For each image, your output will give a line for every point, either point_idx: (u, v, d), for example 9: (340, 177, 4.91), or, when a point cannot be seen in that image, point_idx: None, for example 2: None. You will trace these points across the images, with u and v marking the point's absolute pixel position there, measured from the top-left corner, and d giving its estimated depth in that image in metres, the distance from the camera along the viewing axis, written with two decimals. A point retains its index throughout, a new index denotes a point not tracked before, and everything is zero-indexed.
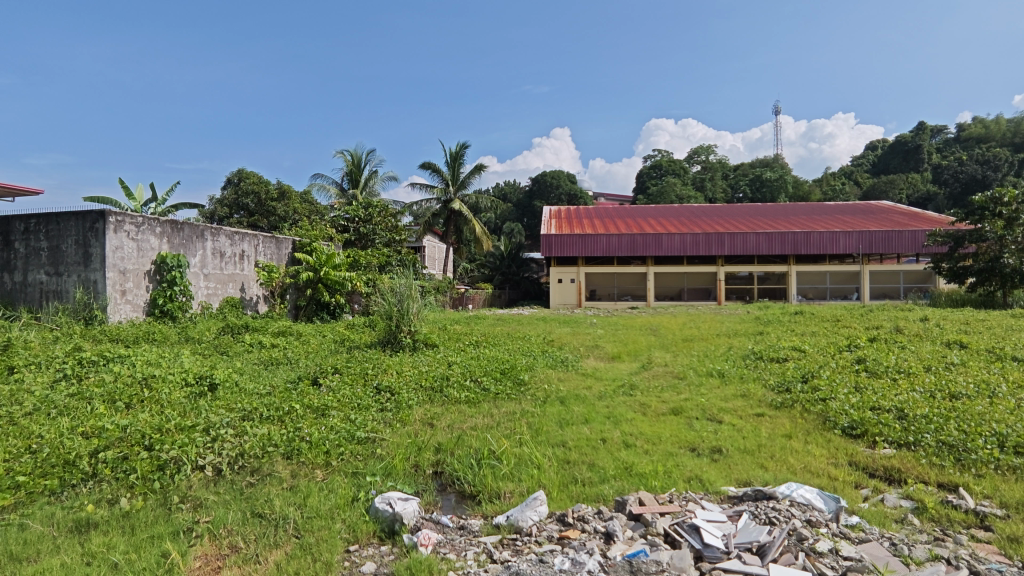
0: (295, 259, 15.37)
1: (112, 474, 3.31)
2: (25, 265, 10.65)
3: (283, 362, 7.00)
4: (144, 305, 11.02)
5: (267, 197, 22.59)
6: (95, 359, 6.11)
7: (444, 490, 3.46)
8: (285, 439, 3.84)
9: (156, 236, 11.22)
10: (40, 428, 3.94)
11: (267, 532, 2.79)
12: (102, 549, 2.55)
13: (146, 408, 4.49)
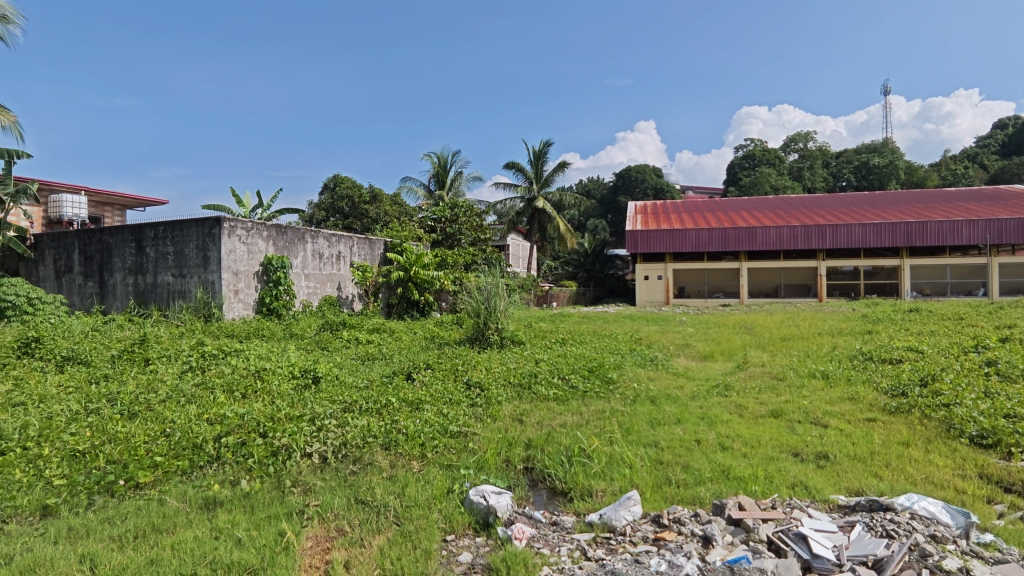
0: (387, 259, 16.05)
1: (233, 458, 3.63)
2: (154, 267, 11.85)
3: (378, 357, 7.36)
4: (254, 304, 11.95)
5: (360, 200, 23.77)
6: (215, 352, 6.72)
7: (535, 486, 3.49)
8: (384, 430, 4.03)
9: (264, 240, 12.13)
10: (172, 414, 4.40)
11: (370, 517, 2.95)
12: (227, 525, 2.80)
13: (259, 398, 4.88)
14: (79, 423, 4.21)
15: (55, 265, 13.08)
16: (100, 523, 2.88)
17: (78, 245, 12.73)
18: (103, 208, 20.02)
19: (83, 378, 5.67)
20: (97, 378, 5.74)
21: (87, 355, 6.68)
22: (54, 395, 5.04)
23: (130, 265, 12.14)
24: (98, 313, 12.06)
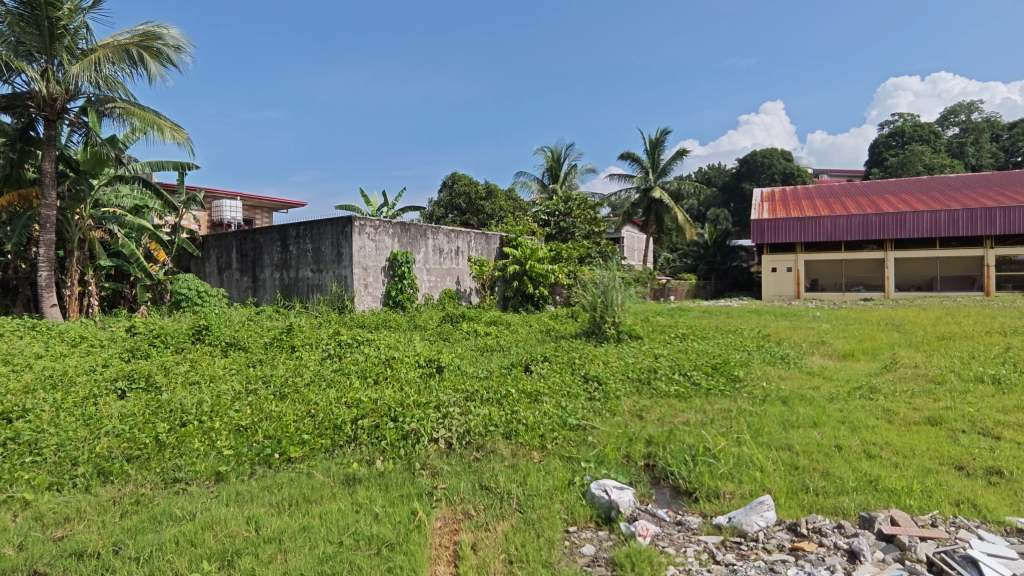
0: (503, 254, 16.41)
1: (369, 439, 3.93)
2: (296, 264, 13.06)
3: (497, 349, 7.58)
4: (382, 296, 12.80)
5: (477, 197, 24.51)
6: (350, 341, 7.31)
7: (657, 483, 3.41)
8: (505, 420, 4.15)
9: (390, 237, 12.93)
10: (316, 396, 4.86)
11: (494, 503, 3.06)
12: (366, 500, 3.04)
13: (390, 385, 5.23)
14: (241, 401, 4.79)
15: (218, 262, 14.89)
16: (262, 490, 3.25)
17: (235, 245, 14.37)
18: (254, 211, 22.46)
19: (242, 362, 6.42)
20: (253, 362, 6.48)
21: (245, 342, 7.56)
22: (221, 376, 5.76)
23: (277, 262, 13.51)
24: (251, 304, 13.56)
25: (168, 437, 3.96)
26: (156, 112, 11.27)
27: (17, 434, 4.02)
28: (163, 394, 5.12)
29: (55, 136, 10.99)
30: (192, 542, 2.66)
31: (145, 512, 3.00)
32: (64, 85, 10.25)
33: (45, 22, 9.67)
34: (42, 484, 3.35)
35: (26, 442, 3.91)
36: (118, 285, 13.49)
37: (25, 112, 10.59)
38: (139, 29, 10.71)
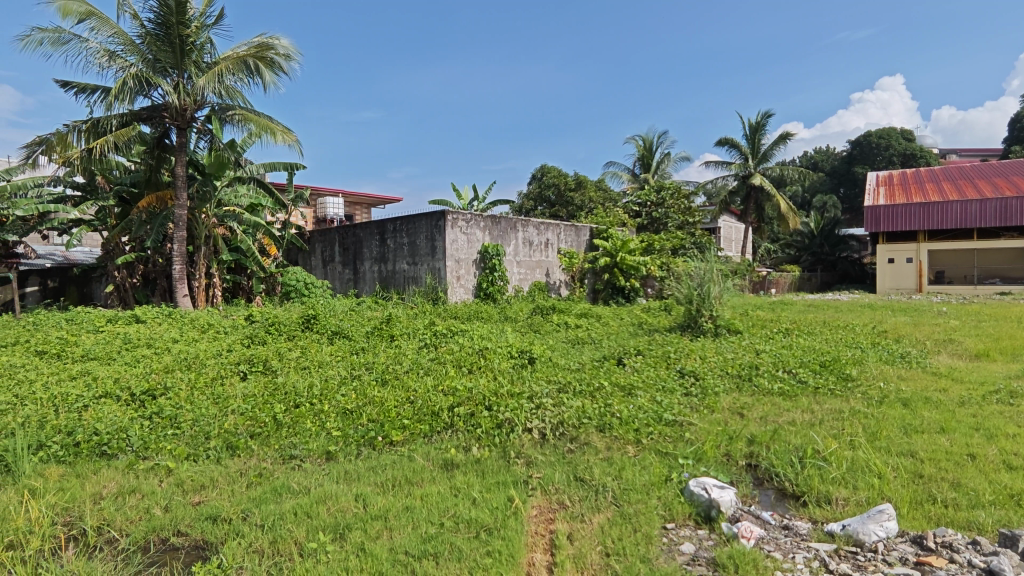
0: (593, 245, 16.23)
1: (465, 426, 4.06)
2: (394, 257, 13.66)
3: (588, 341, 7.54)
4: (473, 288, 13.11)
5: (566, 188, 24.39)
6: (445, 331, 7.56)
7: (761, 484, 3.26)
8: (598, 413, 4.14)
9: (481, 230, 13.18)
10: (414, 384, 5.08)
11: (589, 496, 3.06)
12: (464, 485, 3.15)
13: (484, 374, 5.36)
14: (347, 386, 5.11)
15: (322, 256, 15.88)
16: (367, 470, 3.46)
17: (338, 239, 15.26)
18: (354, 208, 23.75)
19: (347, 350, 6.84)
20: (356, 350, 6.88)
21: (348, 330, 8.04)
22: (328, 362, 6.17)
23: (375, 255, 14.20)
24: (353, 296, 14.37)
25: (284, 417, 4.30)
26: (270, 117, 12.15)
27: (161, 409, 4.55)
28: (278, 377, 5.57)
29: (186, 142, 12.16)
30: (308, 514, 2.88)
31: (267, 484, 3.29)
32: (193, 96, 11.30)
33: (177, 38, 10.74)
34: (181, 455, 3.75)
35: (168, 417, 4.41)
36: (237, 277, 14.79)
37: (161, 122, 11.80)
38: (255, 41, 11.59)
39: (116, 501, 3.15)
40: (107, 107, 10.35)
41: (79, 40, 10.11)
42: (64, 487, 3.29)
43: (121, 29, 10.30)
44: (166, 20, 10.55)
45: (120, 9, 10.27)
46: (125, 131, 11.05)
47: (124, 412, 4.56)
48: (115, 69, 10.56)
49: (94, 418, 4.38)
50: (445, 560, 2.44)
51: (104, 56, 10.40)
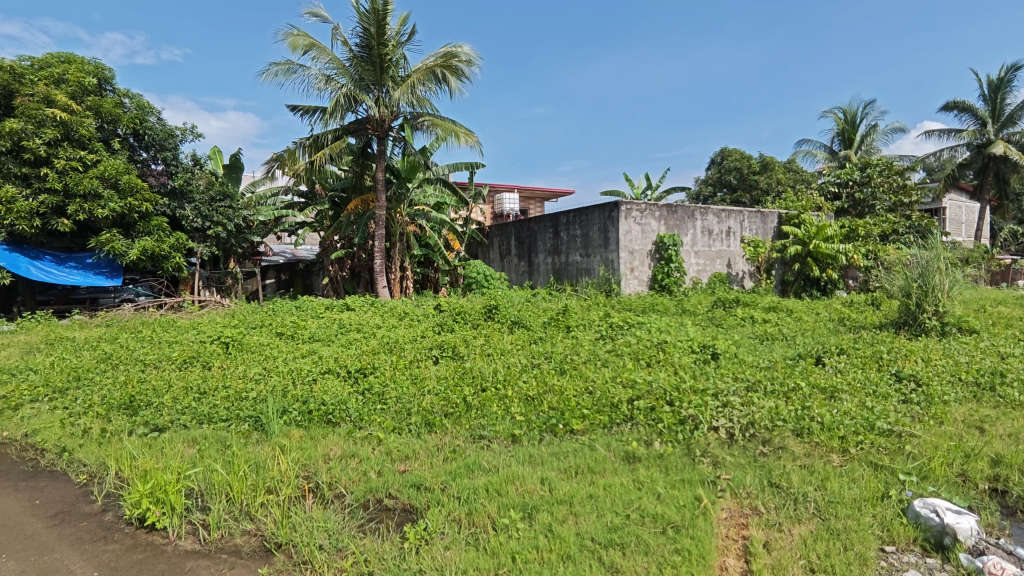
0: (782, 233, 14.78)
1: (645, 420, 4.00)
2: (567, 249, 13.87)
3: (779, 338, 6.93)
4: (648, 280, 12.79)
5: (750, 171, 22.60)
6: (622, 324, 7.51)
7: (1011, 515, 2.73)
8: (795, 416, 3.79)
9: (657, 220, 12.80)
10: (593, 375, 5.13)
11: (787, 504, 2.83)
12: (648, 480, 3.11)
13: (664, 368, 5.22)
14: (528, 373, 5.35)
15: (500, 249, 16.68)
16: (550, 455, 3.58)
17: (514, 233, 15.91)
18: (529, 202, 24.63)
19: (526, 339, 7.12)
20: (535, 339, 7.13)
21: (527, 321, 8.36)
22: (510, 350, 6.49)
23: (550, 247, 14.55)
24: (528, 287, 14.90)
25: (473, 400, 4.64)
26: (454, 121, 13.09)
27: (370, 386, 5.20)
28: (466, 363, 6.02)
29: (384, 150, 13.60)
30: (498, 491, 3.08)
31: (461, 460, 3.59)
32: (390, 108, 12.61)
33: (378, 57, 12.06)
34: (389, 427, 4.25)
35: (377, 393, 5.03)
36: (426, 270, 16.22)
37: (365, 133, 13.36)
38: (441, 51, 12.55)
39: (341, 462, 3.67)
40: (324, 124, 12.00)
41: (303, 68, 11.86)
42: (302, 446, 3.93)
43: (335, 55, 11.86)
44: (369, 43, 11.94)
45: (333, 38, 11.83)
46: (337, 143, 12.72)
47: (343, 387, 5.30)
48: (329, 90, 12.19)
49: (321, 390, 5.15)
50: (632, 552, 2.44)
51: (321, 80, 12.05)
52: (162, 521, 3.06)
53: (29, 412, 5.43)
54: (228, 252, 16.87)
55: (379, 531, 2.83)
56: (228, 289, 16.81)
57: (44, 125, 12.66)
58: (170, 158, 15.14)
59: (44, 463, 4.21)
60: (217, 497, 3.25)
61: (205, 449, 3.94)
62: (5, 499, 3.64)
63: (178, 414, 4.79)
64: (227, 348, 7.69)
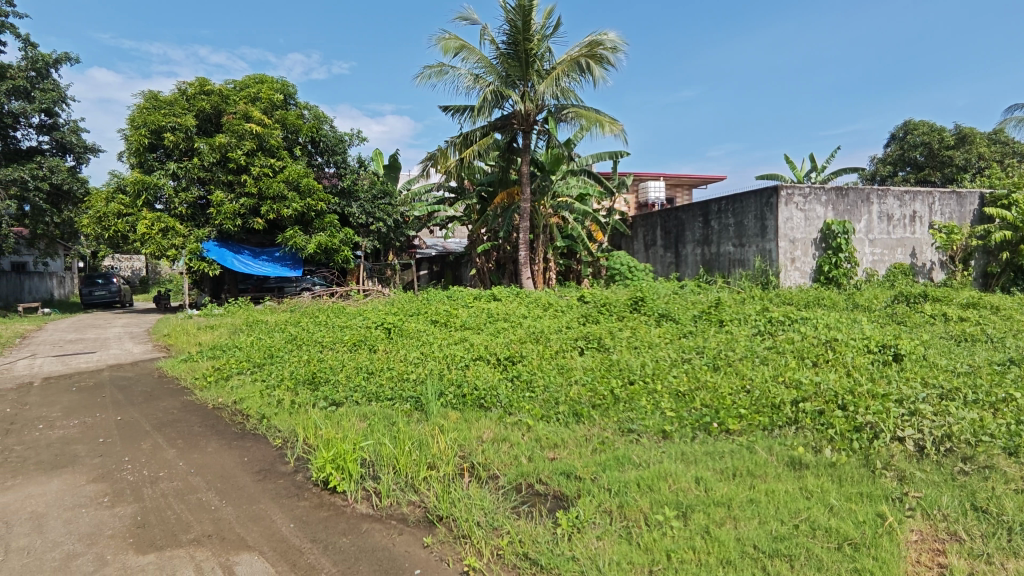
0: (985, 216, 12.62)
1: (813, 425, 3.68)
2: (718, 239, 13.10)
3: (982, 339, 5.93)
4: (812, 272, 11.66)
5: (942, 146, 19.57)
6: (783, 319, 6.93)
7: None
8: (1006, 432, 3.23)
9: (823, 205, 11.59)
10: (750, 372, 4.83)
11: (998, 533, 2.43)
12: (817, 490, 2.85)
13: (834, 369, 4.74)
14: (678, 368, 5.17)
15: (645, 240, 16.19)
16: (704, 454, 3.43)
17: (660, 223, 15.37)
18: (675, 190, 23.67)
19: (674, 333, 6.87)
20: (684, 333, 6.84)
21: (675, 314, 8.04)
22: (657, 343, 6.31)
23: (699, 238, 13.84)
24: (675, 279, 14.32)
25: (621, 392, 4.59)
26: (598, 110, 12.93)
27: (519, 374, 5.39)
28: (612, 355, 5.96)
29: (529, 143, 13.86)
30: (650, 487, 3.02)
31: (610, 452, 3.57)
32: (535, 102, 12.83)
33: (523, 52, 12.29)
34: (538, 415, 4.36)
35: (525, 381, 5.19)
36: (569, 262, 16.30)
37: (511, 128, 13.73)
38: (586, 40, 12.46)
39: (494, 446, 3.84)
40: (473, 122, 12.55)
41: (454, 69, 12.48)
42: (458, 428, 4.17)
43: (483, 54, 12.32)
44: (515, 39, 12.22)
45: (482, 37, 12.28)
46: (485, 140, 13.24)
47: (493, 373, 5.55)
48: (478, 89, 12.69)
49: (473, 375, 5.45)
50: (801, 566, 2.27)
51: (470, 79, 12.59)
52: (342, 485, 3.44)
53: (236, 383, 6.41)
54: (388, 245, 18.37)
55: (532, 515, 2.93)
56: (388, 280, 18.33)
57: (244, 138, 14.77)
58: (340, 161, 16.93)
59: (248, 427, 4.95)
60: (386, 468, 3.58)
61: (375, 424, 4.36)
62: (222, 454, 4.34)
63: (351, 392, 5.35)
64: (389, 333, 8.42)
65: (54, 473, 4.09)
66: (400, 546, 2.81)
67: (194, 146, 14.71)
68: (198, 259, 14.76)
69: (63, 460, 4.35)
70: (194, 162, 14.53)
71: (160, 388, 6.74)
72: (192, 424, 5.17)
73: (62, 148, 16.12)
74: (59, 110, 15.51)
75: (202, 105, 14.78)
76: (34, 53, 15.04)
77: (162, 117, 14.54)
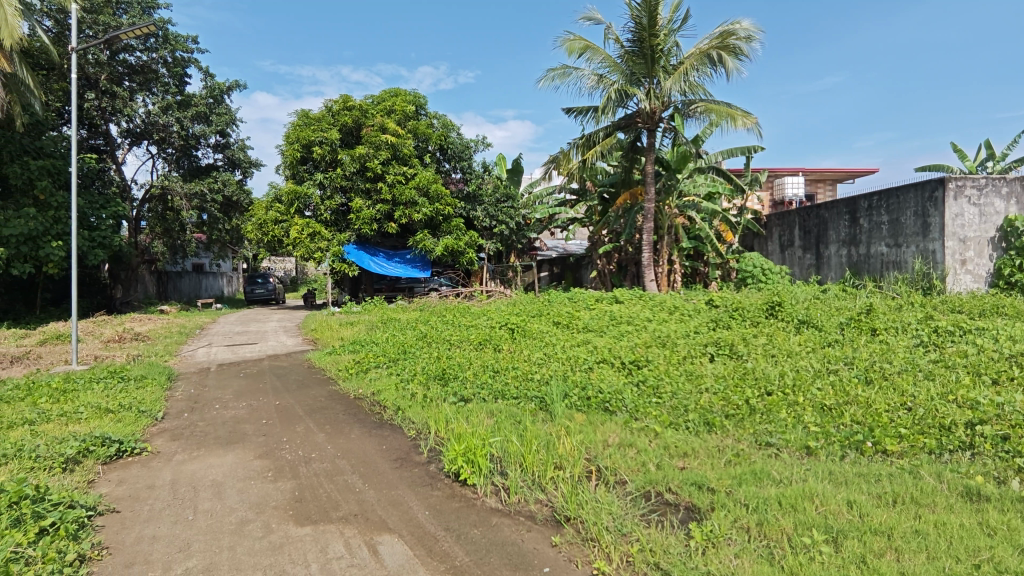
0: None
1: (994, 453, 3.22)
2: (869, 238, 11.83)
3: None
4: (988, 276, 10.13)
5: None
6: (952, 329, 6.09)
7: None
8: None
9: (1003, 198, 10.04)
10: (912, 388, 4.32)
11: None
12: (1003, 527, 2.48)
13: (1020, 389, 4.10)
14: (823, 380, 4.75)
15: (780, 241, 14.99)
16: (857, 476, 3.12)
17: (798, 222, 14.18)
18: (817, 185, 21.77)
19: (817, 341, 6.31)
20: (829, 342, 6.26)
21: (818, 320, 7.37)
22: (798, 352, 5.84)
23: (845, 238, 12.57)
24: (816, 283, 13.13)
25: (758, 403, 4.33)
26: (730, 104, 12.24)
27: (646, 379, 5.26)
28: (746, 363, 5.62)
29: (655, 142, 13.47)
30: (793, 506, 2.81)
31: (746, 465, 3.37)
32: (661, 98, 12.45)
33: (649, 48, 11.98)
34: (666, 422, 4.23)
35: (652, 386, 5.05)
36: (696, 264, 15.60)
37: (635, 127, 13.45)
38: (717, 31, 11.87)
39: (620, 451, 3.78)
40: (596, 122, 12.45)
41: (577, 71, 12.48)
42: (583, 430, 4.16)
43: (608, 54, 12.19)
44: (640, 36, 11.95)
45: (606, 37, 12.15)
46: (608, 140, 13.09)
47: (618, 377, 5.47)
48: (601, 89, 12.57)
49: (598, 378, 5.41)
50: None
51: (594, 80, 12.51)
52: (472, 478, 3.59)
53: (374, 375, 6.93)
54: (511, 247, 18.78)
55: (663, 524, 2.84)
56: (510, 281, 18.67)
57: (381, 148, 15.89)
58: (466, 167, 17.82)
59: (386, 417, 5.32)
60: (513, 464, 3.67)
61: (502, 421, 4.49)
62: (364, 440, 4.71)
63: (478, 389, 5.54)
64: (512, 333, 8.62)
65: (228, 447, 4.70)
66: (529, 542, 2.87)
67: (337, 157, 16.11)
68: (340, 261, 16.12)
69: (235, 437, 4.99)
70: (338, 172, 15.90)
71: (310, 377, 7.46)
72: (337, 411, 5.67)
73: (232, 164, 18.43)
74: (230, 131, 17.73)
75: (345, 120, 16.16)
76: (212, 82, 17.36)
77: (312, 133, 16.09)
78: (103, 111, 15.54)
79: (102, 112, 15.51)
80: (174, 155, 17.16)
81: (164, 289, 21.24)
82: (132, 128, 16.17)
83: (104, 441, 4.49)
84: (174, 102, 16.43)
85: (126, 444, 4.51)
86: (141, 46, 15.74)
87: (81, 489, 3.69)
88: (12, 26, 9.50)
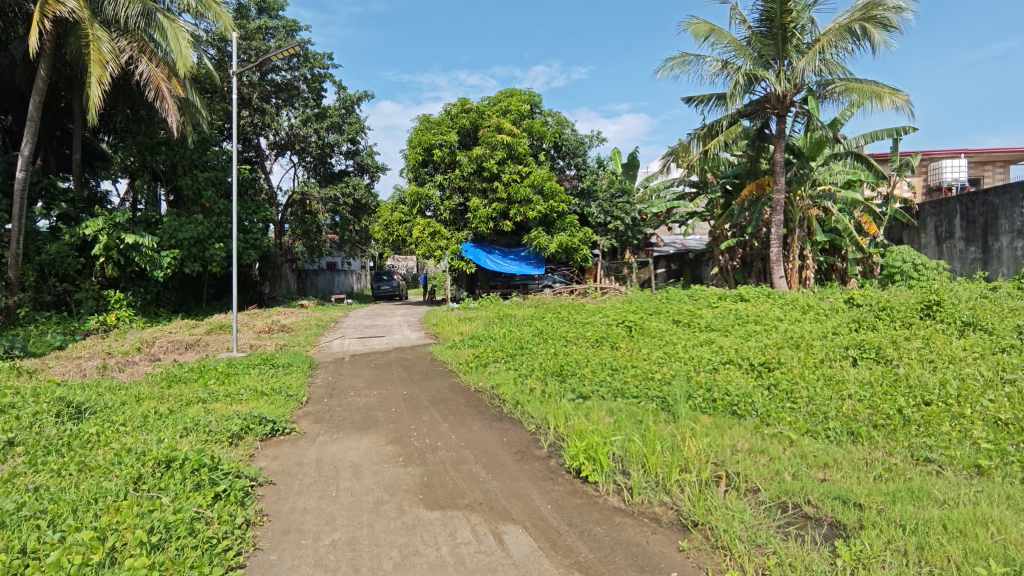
0: None
1: None
2: None
3: None
4: None
5: None
6: None
7: None
8: None
9: None
10: None
11: None
12: None
13: None
14: (997, 391, 4.18)
15: (936, 232, 13.27)
16: None
17: (960, 211, 12.48)
18: (983, 167, 19.05)
19: (986, 346, 5.52)
20: (1002, 347, 5.46)
21: (988, 323, 6.45)
22: (962, 358, 5.16)
23: (1020, 228, 10.88)
24: (982, 279, 11.50)
25: (914, 414, 3.90)
26: (876, 82, 11.05)
27: (779, 382, 4.92)
28: (897, 368, 5.07)
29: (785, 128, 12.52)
30: (961, 532, 2.51)
31: (901, 482, 3.05)
32: (793, 81, 11.50)
33: (780, 28, 11.15)
34: (803, 429, 3.93)
35: (786, 391, 4.71)
36: (832, 259, 14.32)
37: (763, 113, 12.58)
38: (861, 4, 10.83)
39: (750, 457, 3.58)
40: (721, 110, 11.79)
41: (699, 56, 11.91)
42: (709, 433, 3.97)
43: (733, 37, 11.53)
44: (771, 14, 11.16)
45: (732, 19, 11.49)
46: (733, 128, 12.38)
47: (747, 379, 5.16)
48: (727, 75, 11.89)
49: (724, 380, 5.14)
50: None
51: (717, 66, 11.87)
52: (594, 476, 3.58)
53: (493, 369, 7.15)
54: (625, 243, 18.38)
55: (803, 539, 2.66)
56: (625, 278, 18.16)
57: (497, 148, 16.28)
58: (580, 163, 17.88)
59: (505, 410, 5.47)
60: (635, 464, 3.60)
61: (622, 420, 4.41)
62: (485, 432, 4.87)
63: (597, 387, 5.50)
64: (630, 331, 8.46)
65: (363, 432, 5.08)
66: (654, 544, 2.81)
67: (456, 159, 16.74)
68: (458, 259, 16.74)
69: (369, 423, 5.37)
70: (457, 174, 16.51)
71: (433, 369, 7.89)
72: (459, 403, 5.92)
73: (361, 169, 19.81)
74: (360, 138, 19.07)
75: (464, 124, 16.77)
76: (345, 94, 18.72)
77: (433, 136, 16.82)
78: (255, 126, 17.43)
79: (254, 127, 17.42)
80: (312, 163, 18.80)
81: (303, 285, 23.33)
82: (278, 140, 17.99)
83: (261, 421, 5.05)
84: (313, 114, 18.04)
85: (279, 425, 5.04)
86: (286, 66, 17.34)
87: (244, 462, 4.17)
88: (185, 55, 10.93)
